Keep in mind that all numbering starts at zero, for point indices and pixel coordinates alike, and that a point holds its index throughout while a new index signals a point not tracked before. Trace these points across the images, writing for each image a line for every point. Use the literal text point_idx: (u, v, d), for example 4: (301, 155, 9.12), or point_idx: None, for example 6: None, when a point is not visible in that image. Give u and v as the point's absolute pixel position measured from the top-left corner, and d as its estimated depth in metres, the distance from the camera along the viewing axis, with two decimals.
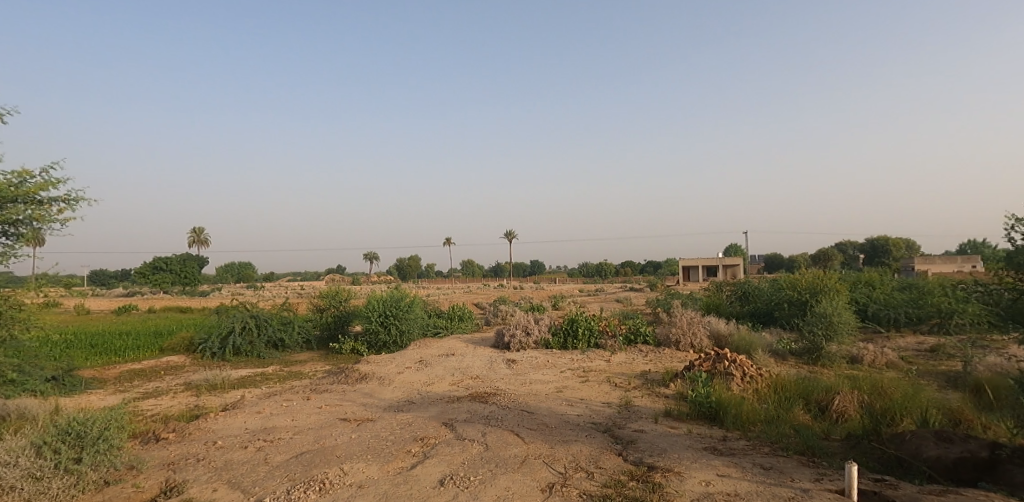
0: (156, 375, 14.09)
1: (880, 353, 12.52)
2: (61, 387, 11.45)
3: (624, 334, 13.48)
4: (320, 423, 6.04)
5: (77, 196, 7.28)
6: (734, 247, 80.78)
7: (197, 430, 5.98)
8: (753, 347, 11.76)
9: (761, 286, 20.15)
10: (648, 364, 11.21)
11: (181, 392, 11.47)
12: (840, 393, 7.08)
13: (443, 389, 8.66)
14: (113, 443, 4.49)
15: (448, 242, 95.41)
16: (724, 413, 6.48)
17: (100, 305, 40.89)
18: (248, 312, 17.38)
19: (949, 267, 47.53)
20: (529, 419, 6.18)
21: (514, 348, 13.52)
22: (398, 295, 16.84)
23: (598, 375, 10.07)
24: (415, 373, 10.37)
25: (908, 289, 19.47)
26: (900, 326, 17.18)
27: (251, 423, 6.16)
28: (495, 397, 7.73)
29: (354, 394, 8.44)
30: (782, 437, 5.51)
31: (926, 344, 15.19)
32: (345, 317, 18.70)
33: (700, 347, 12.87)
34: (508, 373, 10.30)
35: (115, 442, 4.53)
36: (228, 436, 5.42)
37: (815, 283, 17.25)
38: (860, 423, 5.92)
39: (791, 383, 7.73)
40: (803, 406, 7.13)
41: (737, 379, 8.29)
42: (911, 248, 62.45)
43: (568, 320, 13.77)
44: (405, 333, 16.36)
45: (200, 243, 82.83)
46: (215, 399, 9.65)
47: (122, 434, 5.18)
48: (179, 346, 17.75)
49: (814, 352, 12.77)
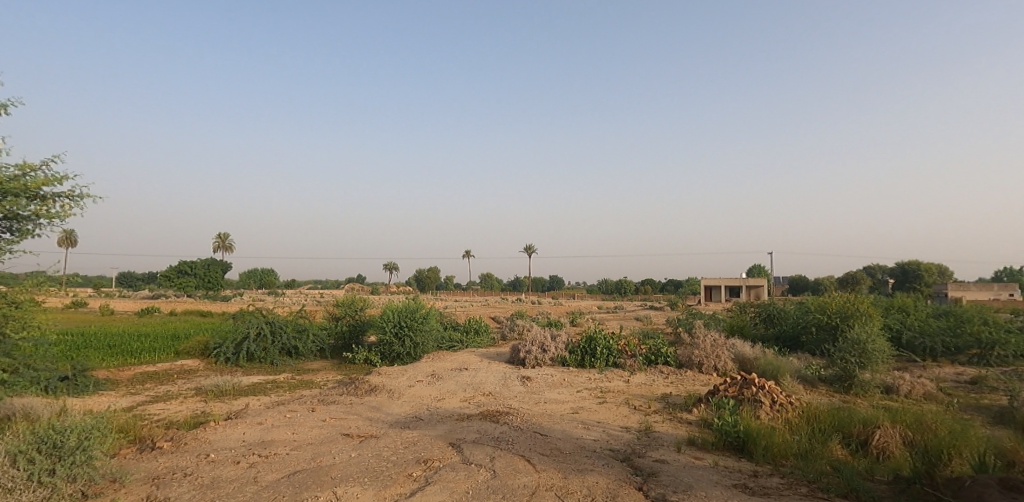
0: (169, 378, 14.04)
1: (917, 383, 11.80)
2: (73, 388, 11.41)
3: (644, 354, 12.95)
4: (322, 437, 5.73)
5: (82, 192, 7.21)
6: (758, 268, 79.18)
7: (193, 441, 5.70)
8: (781, 373, 11.17)
9: (787, 308, 19.38)
10: (668, 386, 10.69)
11: (191, 397, 11.34)
12: (881, 428, 6.54)
13: (453, 406, 8.30)
14: (92, 453, 4.26)
15: (466, 254, 95.78)
16: (753, 445, 6.00)
17: (126, 306, 41.79)
18: (263, 319, 17.30)
19: (984, 295, 45.54)
20: (542, 442, 5.78)
21: (530, 364, 13.12)
22: (413, 306, 16.57)
23: (616, 396, 9.60)
24: (426, 387, 10.03)
25: (944, 316, 18.55)
26: (937, 356, 16.27)
27: (249, 435, 5.86)
28: (507, 416, 7.33)
29: (362, 407, 8.14)
30: (822, 476, 5.02)
31: (966, 376, 14.33)
32: (360, 327, 18.47)
33: (723, 370, 12.29)
34: (522, 390, 9.92)
35: (95, 453, 4.30)
36: (224, 449, 5.15)
37: (845, 306, 16.44)
38: (907, 464, 5.38)
39: (824, 413, 7.20)
40: (839, 439, 6.60)
41: (766, 407, 7.76)
42: (944, 274, 60.37)
43: (587, 338, 13.33)
44: (419, 345, 16.06)
45: (225, 249, 84.23)
46: (221, 406, 9.46)
47: (109, 443, 4.94)
48: (194, 349, 17.75)
49: (846, 381, 12.11)
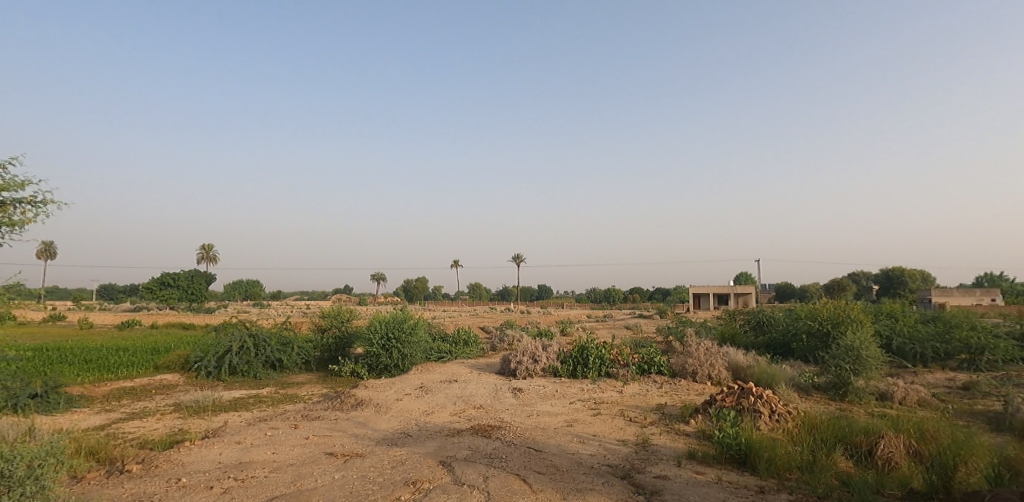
0: (147, 394, 13.52)
1: (911, 390, 11.73)
2: (43, 405, 10.90)
3: (637, 363, 12.73)
4: (304, 457, 5.40)
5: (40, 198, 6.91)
6: (745, 276, 79.67)
7: (164, 464, 5.34)
8: (775, 381, 11.01)
9: (777, 315, 19.33)
10: (663, 397, 10.47)
11: (169, 414, 10.89)
12: (885, 437, 6.37)
13: (443, 420, 7.98)
14: (43, 485, 4.02)
15: (455, 264, 95.25)
16: (756, 457, 5.78)
17: (105, 319, 40.68)
18: (246, 331, 16.82)
19: (967, 301, 46.13)
20: (538, 459, 5.50)
21: (521, 375, 12.84)
22: (401, 317, 16.22)
23: (610, 408, 9.34)
24: (414, 400, 9.70)
25: (932, 322, 18.62)
26: (927, 362, 16.26)
27: (226, 455, 5.50)
28: (499, 430, 7.03)
29: (347, 423, 7.79)
30: (832, 493, 4.80)
31: (957, 381, 14.30)
32: (347, 338, 18.05)
33: (717, 379, 12.10)
34: (514, 403, 9.63)
35: (47, 484, 4.06)
36: (197, 472, 4.80)
37: (835, 313, 16.41)
38: (916, 476, 5.20)
39: (824, 422, 7.03)
40: (842, 450, 6.41)
41: (765, 417, 7.56)
42: (927, 280, 61.24)
43: (578, 348, 13.08)
44: (407, 357, 15.69)
45: (209, 260, 82.89)
46: (200, 423, 9.05)
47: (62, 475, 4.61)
48: (174, 363, 17.20)
49: (840, 388, 12.00)
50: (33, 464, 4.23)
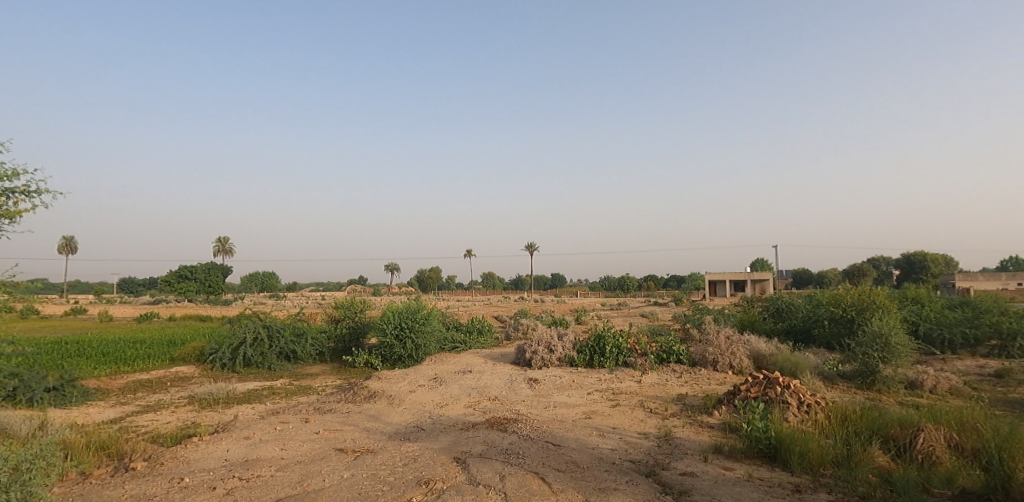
0: (162, 386, 13.51)
1: (942, 378, 11.26)
2: (59, 400, 10.89)
3: (655, 352, 12.41)
4: (312, 454, 5.19)
5: (18, 188, 6.80)
6: (761, 262, 78.71)
7: (169, 461, 5.17)
8: (800, 371, 10.60)
9: (797, 301, 18.80)
10: (683, 387, 10.14)
11: (183, 407, 10.84)
12: (925, 430, 5.99)
13: (457, 413, 7.75)
14: (31, 490, 3.88)
15: (468, 254, 95.31)
16: (788, 453, 5.46)
17: (125, 312, 41.24)
18: (260, 322, 16.77)
19: (992, 285, 44.99)
20: (557, 455, 5.23)
21: (536, 365, 12.59)
22: (414, 307, 16.05)
23: (629, 398, 9.04)
24: (428, 392, 9.49)
25: (960, 307, 18.00)
26: (956, 349, 15.69)
27: (232, 453, 5.32)
28: (516, 424, 6.77)
29: (359, 416, 7.60)
30: (874, 494, 4.47)
31: (989, 368, 13.76)
32: (361, 329, 17.94)
33: (739, 368, 11.71)
34: (530, 394, 9.37)
35: (35, 489, 3.93)
36: (200, 471, 4.61)
37: (860, 299, 15.85)
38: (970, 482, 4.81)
39: (858, 414, 6.66)
40: (879, 444, 6.05)
41: (794, 408, 7.20)
42: (950, 265, 59.94)
43: (595, 337, 12.78)
44: (421, 347, 15.51)
45: (225, 252, 83.85)
46: (213, 416, 8.94)
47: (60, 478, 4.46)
48: (190, 356, 17.24)
49: (868, 376, 11.56)
50: (24, 466, 4.12)
